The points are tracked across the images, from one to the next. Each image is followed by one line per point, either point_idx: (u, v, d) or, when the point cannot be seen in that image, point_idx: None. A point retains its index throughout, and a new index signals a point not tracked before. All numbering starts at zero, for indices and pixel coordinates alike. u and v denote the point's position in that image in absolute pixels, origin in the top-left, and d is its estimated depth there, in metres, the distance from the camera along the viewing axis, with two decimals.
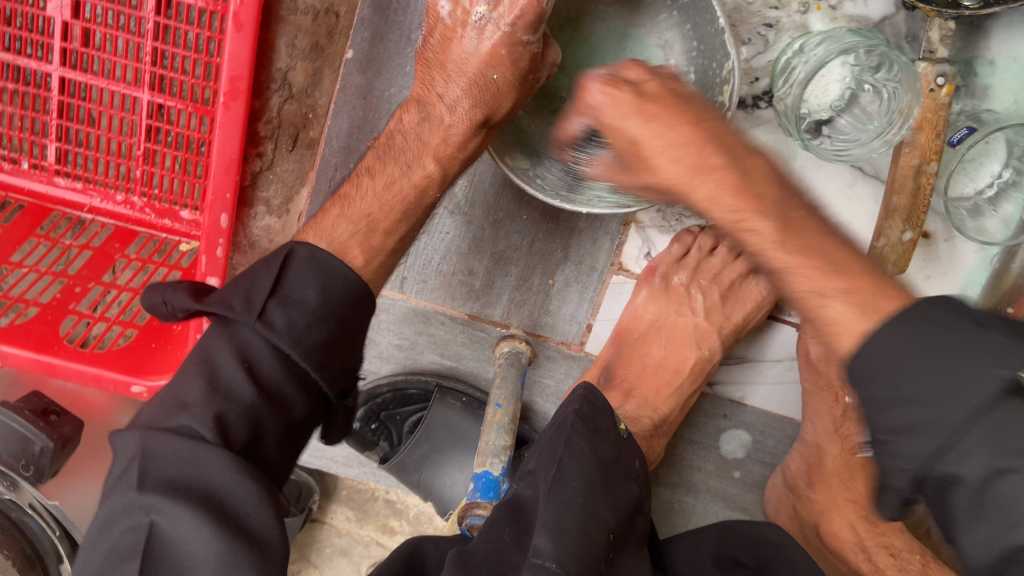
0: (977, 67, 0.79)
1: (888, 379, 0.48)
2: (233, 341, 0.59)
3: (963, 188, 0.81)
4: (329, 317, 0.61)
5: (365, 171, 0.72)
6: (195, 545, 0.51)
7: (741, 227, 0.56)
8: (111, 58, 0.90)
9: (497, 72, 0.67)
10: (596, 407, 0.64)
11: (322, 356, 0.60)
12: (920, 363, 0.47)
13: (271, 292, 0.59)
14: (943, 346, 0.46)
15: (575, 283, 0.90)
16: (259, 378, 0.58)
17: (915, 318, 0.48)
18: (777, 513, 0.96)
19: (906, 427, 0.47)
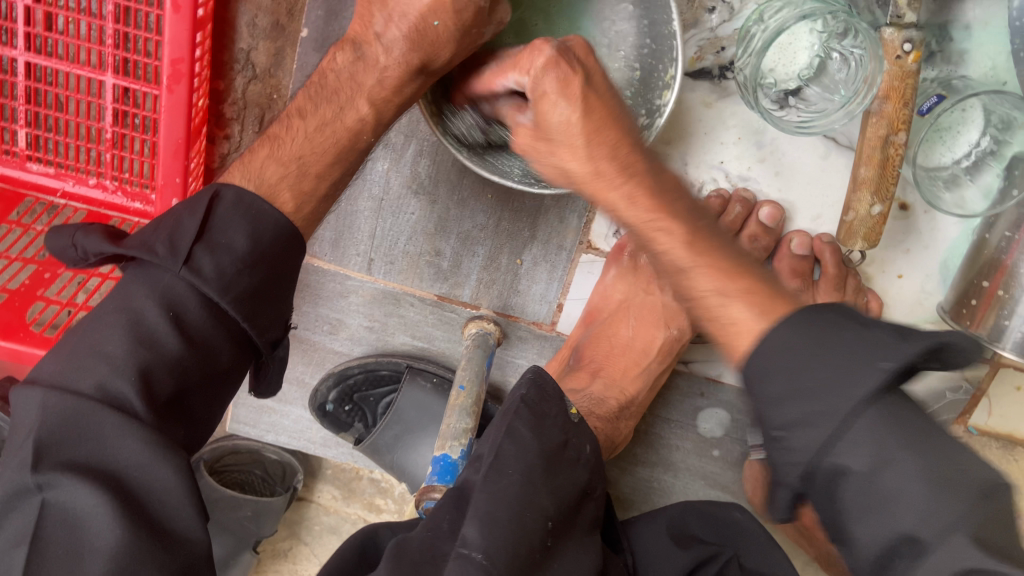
0: (953, 31, 0.76)
1: (780, 373, 0.49)
2: (157, 289, 0.57)
3: (940, 158, 0.78)
4: (258, 264, 0.60)
5: (298, 119, 0.68)
6: (92, 526, 0.50)
7: (654, 230, 0.60)
8: (73, 41, 0.89)
9: (437, 19, 0.62)
10: (545, 391, 0.64)
11: (251, 305, 0.60)
12: (815, 361, 0.48)
13: (197, 237, 0.58)
14: (827, 342, 0.48)
15: (544, 263, 0.88)
16: (186, 326, 0.57)
17: (806, 323, 0.50)
18: (755, 492, 0.95)
19: (794, 425, 0.48)
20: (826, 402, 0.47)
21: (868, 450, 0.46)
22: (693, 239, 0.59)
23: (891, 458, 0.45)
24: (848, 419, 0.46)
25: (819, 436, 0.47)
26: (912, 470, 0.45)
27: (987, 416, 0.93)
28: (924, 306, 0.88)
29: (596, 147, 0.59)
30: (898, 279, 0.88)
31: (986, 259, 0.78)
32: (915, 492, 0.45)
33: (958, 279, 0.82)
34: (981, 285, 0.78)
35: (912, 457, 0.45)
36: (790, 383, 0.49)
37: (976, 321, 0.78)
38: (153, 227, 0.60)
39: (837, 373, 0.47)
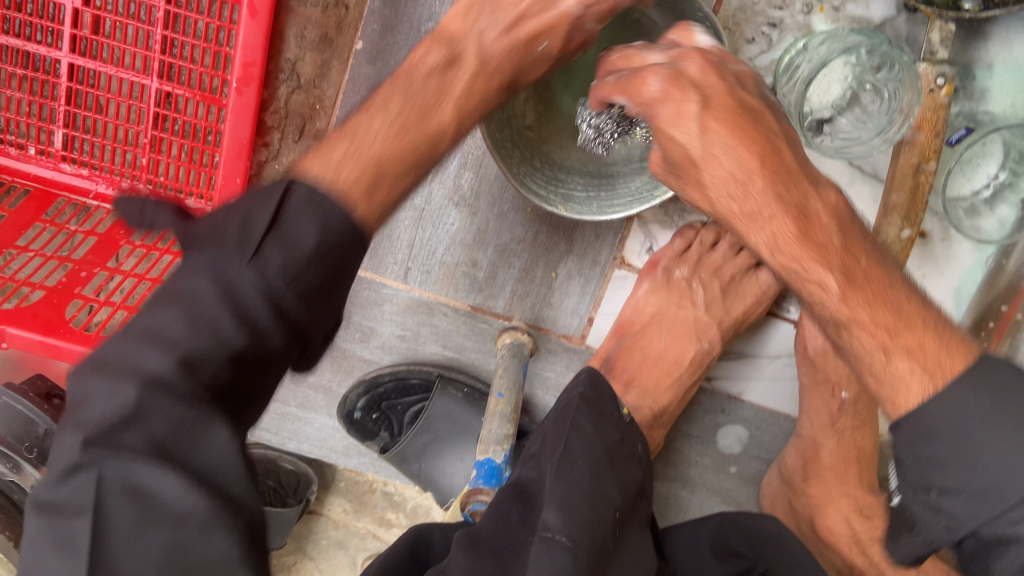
0: (976, 70, 0.81)
1: (938, 441, 0.53)
2: (226, 267, 0.49)
3: (959, 189, 0.83)
4: (326, 260, 0.51)
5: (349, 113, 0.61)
6: (143, 529, 0.43)
7: (810, 280, 0.61)
8: (121, 46, 0.89)
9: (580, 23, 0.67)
10: (600, 391, 0.66)
11: (319, 313, 0.52)
12: (983, 426, 0.51)
13: (274, 222, 0.50)
14: (990, 424, 0.51)
15: (578, 277, 0.91)
16: (261, 323, 0.50)
17: (982, 382, 0.52)
18: (773, 508, 0.98)
19: (955, 490, 0.52)
20: (991, 480, 0.50)
21: None
22: (850, 278, 0.59)
23: None
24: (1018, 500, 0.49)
25: (983, 514, 0.51)
26: None
27: None
28: None
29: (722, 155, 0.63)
30: None
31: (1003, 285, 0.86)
32: None
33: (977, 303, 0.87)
34: (1000, 309, 0.86)
35: None
36: (951, 453, 0.52)
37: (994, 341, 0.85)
38: (234, 204, 0.52)
39: (995, 447, 0.50)
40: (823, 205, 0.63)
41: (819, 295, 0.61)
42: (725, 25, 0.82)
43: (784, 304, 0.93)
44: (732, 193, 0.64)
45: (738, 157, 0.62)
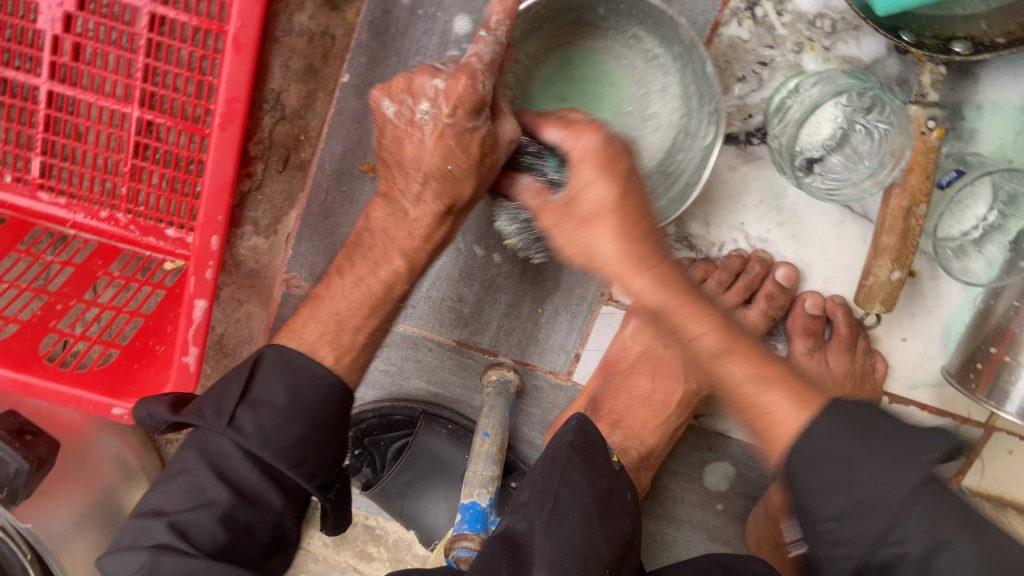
0: (966, 111, 0.82)
1: (823, 469, 0.53)
2: (206, 450, 0.60)
3: (949, 230, 0.83)
4: (298, 416, 0.62)
5: (334, 268, 0.71)
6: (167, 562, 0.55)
7: (678, 318, 0.74)
8: (102, 74, 0.87)
9: (452, 163, 0.64)
10: (590, 439, 0.66)
11: (297, 455, 0.61)
12: (851, 457, 0.52)
13: (241, 398, 0.61)
14: (852, 448, 0.52)
15: (565, 312, 0.90)
16: (234, 482, 0.60)
17: (841, 414, 0.54)
18: (758, 545, 0.96)
19: (846, 517, 0.52)
20: (871, 495, 0.51)
21: (924, 536, 0.50)
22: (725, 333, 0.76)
23: (947, 542, 0.50)
24: (900, 512, 0.51)
25: (875, 529, 0.51)
26: (970, 553, 0.49)
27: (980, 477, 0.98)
28: (926, 369, 0.92)
29: (616, 222, 0.71)
30: (902, 342, 0.92)
31: (993, 328, 0.83)
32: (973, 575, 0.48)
33: (963, 344, 0.86)
34: (989, 351, 0.82)
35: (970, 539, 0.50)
36: (831, 480, 0.53)
37: (982, 386, 0.82)
38: (206, 391, 0.63)
39: (876, 467, 0.51)
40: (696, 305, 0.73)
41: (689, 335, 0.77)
42: (715, 63, 0.82)
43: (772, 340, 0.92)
44: (609, 244, 0.71)
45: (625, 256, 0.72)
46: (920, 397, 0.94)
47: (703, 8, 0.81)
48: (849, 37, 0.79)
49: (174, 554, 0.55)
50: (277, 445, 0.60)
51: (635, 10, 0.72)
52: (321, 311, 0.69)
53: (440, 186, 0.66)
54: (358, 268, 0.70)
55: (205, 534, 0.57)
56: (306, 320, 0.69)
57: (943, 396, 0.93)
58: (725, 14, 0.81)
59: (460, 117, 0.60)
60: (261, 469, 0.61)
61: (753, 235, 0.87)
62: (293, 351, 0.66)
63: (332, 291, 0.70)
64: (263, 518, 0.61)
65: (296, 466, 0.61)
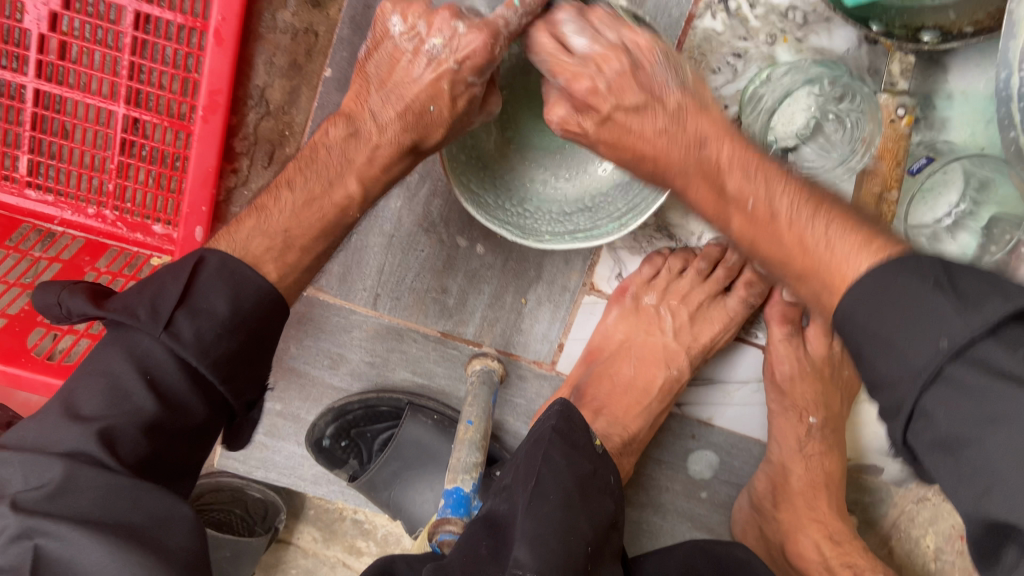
0: (936, 100, 0.84)
1: (871, 342, 0.49)
2: (136, 351, 0.60)
3: (921, 217, 0.84)
4: (238, 329, 0.63)
5: (284, 183, 0.71)
6: (82, 481, 0.54)
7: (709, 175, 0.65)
8: (88, 71, 0.88)
9: (435, 105, 0.68)
10: (573, 422, 0.68)
11: (228, 368, 0.63)
12: (893, 327, 0.47)
13: (178, 303, 0.60)
14: (907, 313, 0.47)
15: (547, 303, 0.91)
16: (162, 388, 0.60)
17: (880, 299, 0.49)
18: (744, 533, 0.98)
19: (881, 395, 0.48)
20: (893, 371, 0.47)
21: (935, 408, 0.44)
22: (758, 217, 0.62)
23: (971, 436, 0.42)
24: (920, 389, 0.45)
25: (897, 421, 0.47)
26: (997, 442, 0.41)
27: None
28: None
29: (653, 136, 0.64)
30: None
31: None
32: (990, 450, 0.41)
33: None
34: None
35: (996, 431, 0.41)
36: (882, 333, 0.48)
37: None
38: (137, 290, 0.62)
39: (908, 319, 0.46)
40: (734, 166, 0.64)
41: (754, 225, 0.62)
42: (691, 55, 0.83)
43: (753, 329, 0.94)
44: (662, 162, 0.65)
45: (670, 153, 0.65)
46: None
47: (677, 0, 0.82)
48: (820, 29, 0.82)
49: (96, 469, 0.55)
50: (211, 356, 0.61)
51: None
52: (266, 224, 0.68)
53: (412, 119, 0.69)
54: (311, 184, 0.71)
55: (129, 443, 0.58)
56: (251, 230, 0.68)
57: None
58: (699, 7, 0.82)
59: (465, 67, 0.64)
60: (190, 378, 0.61)
61: None
62: (236, 259, 0.65)
63: (279, 203, 0.70)
64: (184, 424, 0.62)
65: (226, 380, 0.63)
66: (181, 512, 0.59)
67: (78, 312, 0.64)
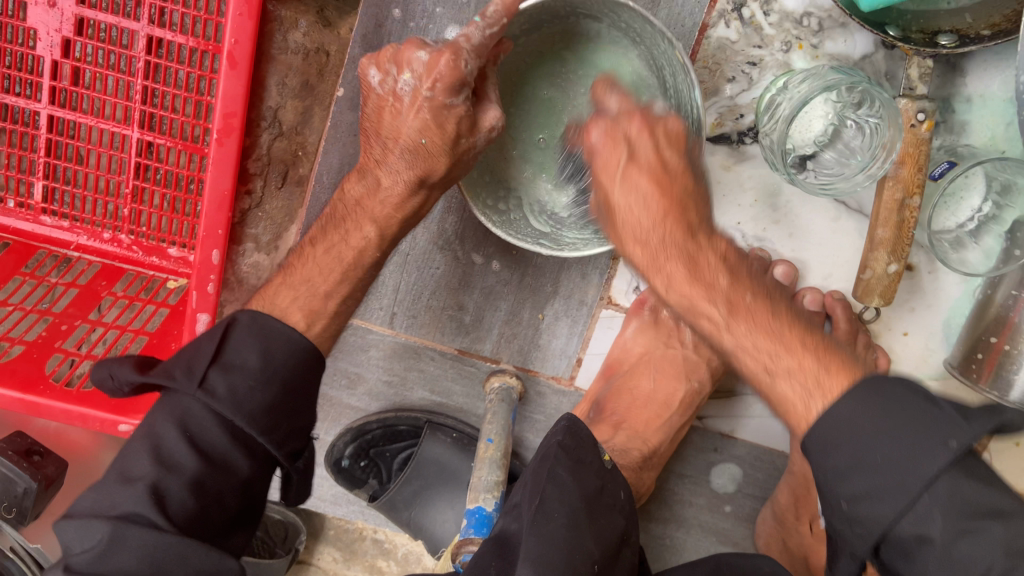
0: (956, 104, 0.83)
1: (847, 447, 0.55)
2: (176, 411, 0.60)
3: (945, 222, 0.84)
4: (273, 380, 0.62)
5: (307, 241, 0.74)
6: (128, 539, 0.54)
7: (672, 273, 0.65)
8: (102, 97, 0.89)
9: (425, 137, 0.68)
10: (580, 438, 0.69)
11: (267, 421, 0.62)
12: (882, 437, 0.53)
13: (212, 360, 0.61)
14: (894, 417, 0.54)
15: (565, 317, 0.90)
16: (201, 445, 0.59)
17: (873, 394, 0.55)
18: (768, 547, 0.97)
19: (863, 498, 0.54)
20: (893, 478, 0.53)
21: (945, 523, 0.51)
22: (732, 310, 0.64)
23: (972, 527, 0.51)
24: (918, 492, 0.52)
25: (887, 514, 0.53)
26: (994, 537, 0.51)
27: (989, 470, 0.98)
28: (928, 363, 0.92)
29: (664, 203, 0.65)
30: (903, 337, 0.92)
31: (991, 318, 0.83)
32: (990, 557, 0.50)
33: (965, 335, 0.87)
34: (989, 341, 0.82)
35: (996, 525, 0.51)
36: (857, 455, 0.54)
37: (984, 376, 0.83)
38: (176, 355, 0.63)
39: (909, 437, 0.52)
40: (715, 252, 0.66)
41: (708, 327, 0.65)
42: (705, 65, 0.83)
43: None
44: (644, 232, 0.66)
45: (652, 217, 0.65)
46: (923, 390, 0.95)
47: (690, 10, 0.81)
48: (837, 34, 0.80)
49: (140, 527, 0.55)
50: (246, 410, 0.61)
51: (623, 21, 0.70)
52: (291, 279, 0.72)
53: (414, 159, 0.70)
54: (331, 238, 0.73)
55: (177, 502, 0.57)
56: (278, 286, 0.72)
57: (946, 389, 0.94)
58: (712, 16, 0.81)
59: (439, 92, 0.65)
60: (229, 433, 0.61)
61: (749, 234, 0.87)
62: (267, 316, 0.66)
63: (304, 260, 0.73)
64: (228, 483, 0.61)
65: (267, 431, 0.62)
66: (225, 567, 0.58)
67: (127, 382, 0.62)
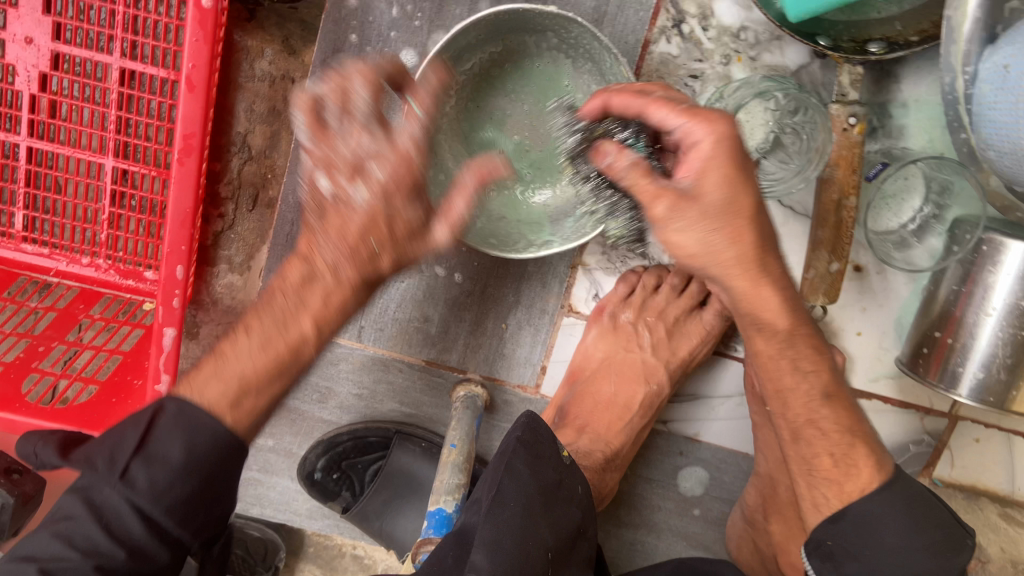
0: (892, 109, 0.86)
1: (855, 533, 0.71)
2: (90, 499, 0.58)
3: (887, 223, 0.86)
4: (193, 473, 0.59)
5: (241, 328, 0.68)
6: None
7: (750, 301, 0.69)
8: (78, 128, 0.92)
9: (375, 238, 0.68)
10: (539, 433, 0.72)
11: (184, 512, 0.60)
12: (885, 532, 0.70)
13: (134, 450, 0.59)
14: (890, 519, 0.70)
15: (528, 325, 0.93)
16: (119, 534, 0.57)
17: (889, 491, 0.71)
18: (739, 550, 0.98)
19: None
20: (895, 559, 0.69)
21: None
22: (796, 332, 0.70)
23: None
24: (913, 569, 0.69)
25: None
26: None
27: (950, 467, 0.99)
28: (883, 361, 0.95)
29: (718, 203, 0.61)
30: (857, 337, 0.94)
31: (937, 313, 0.85)
32: None
33: (912, 332, 0.89)
34: (934, 336, 0.85)
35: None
36: (860, 543, 0.70)
37: (931, 371, 0.85)
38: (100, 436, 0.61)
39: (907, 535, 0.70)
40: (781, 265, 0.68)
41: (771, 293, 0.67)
42: (649, 79, 0.86)
43: (733, 343, 0.95)
44: (689, 237, 0.62)
45: (704, 242, 0.62)
46: (881, 389, 0.96)
47: (633, 28, 0.85)
48: (773, 47, 0.84)
49: None
50: (165, 501, 0.59)
51: (577, 40, 0.76)
52: (223, 371, 0.65)
53: (354, 260, 0.68)
54: (267, 328, 0.68)
55: None
56: (208, 377, 0.65)
57: (903, 387, 0.96)
58: (654, 33, 0.85)
59: (394, 195, 0.66)
60: (147, 527, 0.58)
61: None
62: (196, 403, 0.62)
63: (236, 351, 0.67)
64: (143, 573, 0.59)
65: (183, 523, 0.60)
66: None
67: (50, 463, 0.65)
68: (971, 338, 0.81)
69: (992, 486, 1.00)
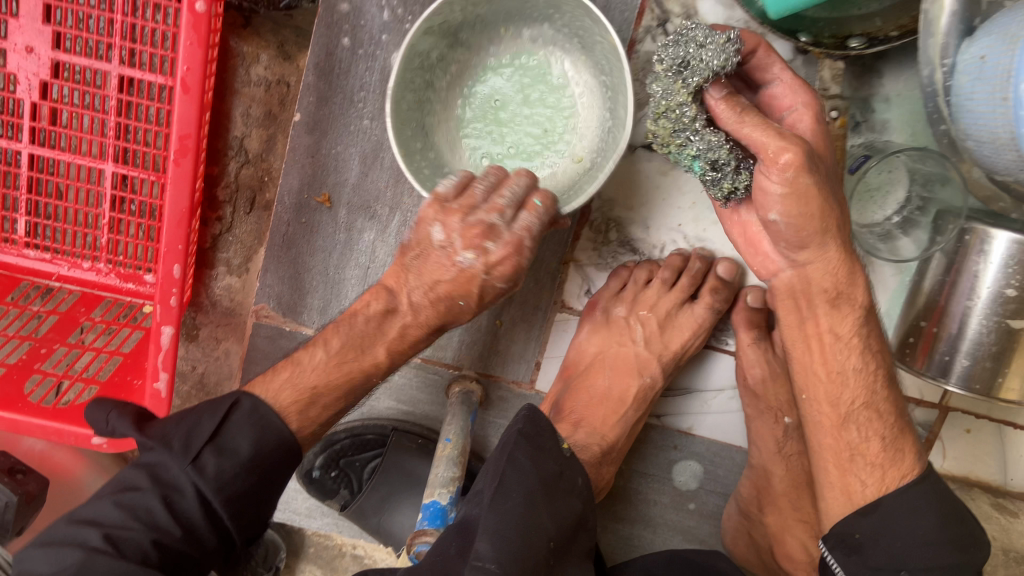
0: (874, 104, 0.88)
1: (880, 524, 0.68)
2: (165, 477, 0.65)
3: (873, 216, 0.87)
4: (255, 470, 0.68)
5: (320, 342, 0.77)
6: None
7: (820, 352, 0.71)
8: (78, 134, 0.94)
9: (464, 298, 0.74)
10: (539, 427, 0.73)
11: (240, 506, 0.67)
12: (917, 529, 0.67)
13: (208, 439, 0.67)
14: (919, 513, 0.68)
15: (521, 322, 0.95)
16: (180, 514, 0.64)
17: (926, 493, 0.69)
18: (735, 543, 0.99)
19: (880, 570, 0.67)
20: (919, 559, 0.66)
21: None
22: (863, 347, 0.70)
23: None
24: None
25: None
26: None
27: (942, 459, 1.00)
28: None
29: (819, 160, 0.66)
30: None
31: (923, 304, 0.87)
32: None
33: (900, 323, 0.91)
34: (920, 326, 0.87)
35: None
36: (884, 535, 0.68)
37: (919, 361, 0.87)
38: (176, 420, 0.68)
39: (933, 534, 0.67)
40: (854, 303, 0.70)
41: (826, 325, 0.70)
42: (635, 77, 0.88)
43: (722, 336, 0.96)
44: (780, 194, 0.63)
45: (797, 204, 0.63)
46: None
47: (618, 27, 0.87)
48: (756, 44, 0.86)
49: (109, 556, 0.59)
50: (226, 492, 0.66)
51: (570, 21, 0.78)
52: (298, 379, 0.74)
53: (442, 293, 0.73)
54: (346, 348, 0.76)
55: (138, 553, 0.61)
56: (283, 384, 0.74)
57: (893, 379, 0.98)
58: (639, 32, 0.87)
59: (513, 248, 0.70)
60: (205, 512, 0.65)
61: (691, 235, 0.92)
62: (267, 404, 0.71)
63: (311, 361, 0.76)
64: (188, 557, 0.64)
65: (235, 516, 0.67)
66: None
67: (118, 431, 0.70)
68: (958, 328, 0.82)
69: (985, 477, 1.01)
